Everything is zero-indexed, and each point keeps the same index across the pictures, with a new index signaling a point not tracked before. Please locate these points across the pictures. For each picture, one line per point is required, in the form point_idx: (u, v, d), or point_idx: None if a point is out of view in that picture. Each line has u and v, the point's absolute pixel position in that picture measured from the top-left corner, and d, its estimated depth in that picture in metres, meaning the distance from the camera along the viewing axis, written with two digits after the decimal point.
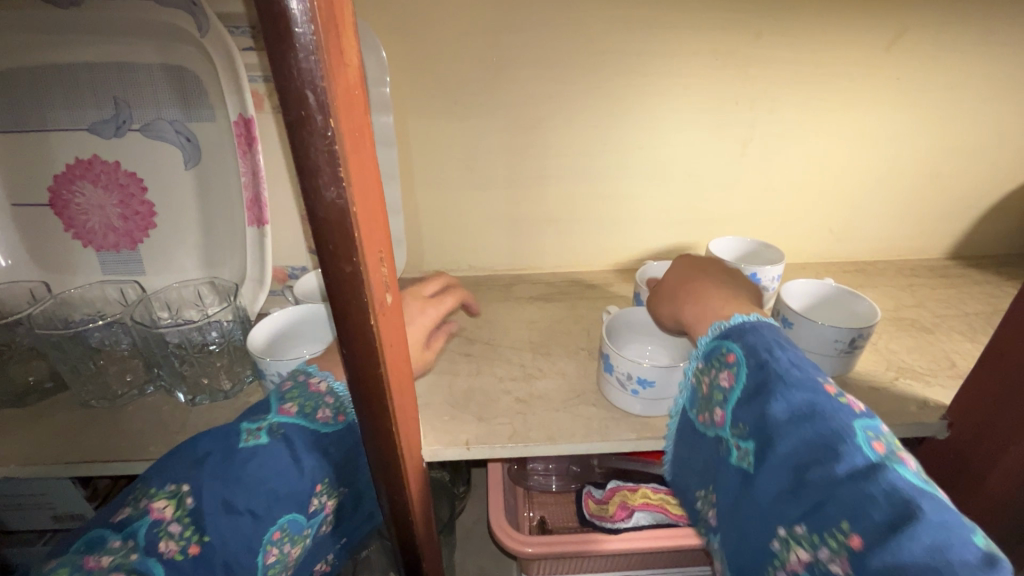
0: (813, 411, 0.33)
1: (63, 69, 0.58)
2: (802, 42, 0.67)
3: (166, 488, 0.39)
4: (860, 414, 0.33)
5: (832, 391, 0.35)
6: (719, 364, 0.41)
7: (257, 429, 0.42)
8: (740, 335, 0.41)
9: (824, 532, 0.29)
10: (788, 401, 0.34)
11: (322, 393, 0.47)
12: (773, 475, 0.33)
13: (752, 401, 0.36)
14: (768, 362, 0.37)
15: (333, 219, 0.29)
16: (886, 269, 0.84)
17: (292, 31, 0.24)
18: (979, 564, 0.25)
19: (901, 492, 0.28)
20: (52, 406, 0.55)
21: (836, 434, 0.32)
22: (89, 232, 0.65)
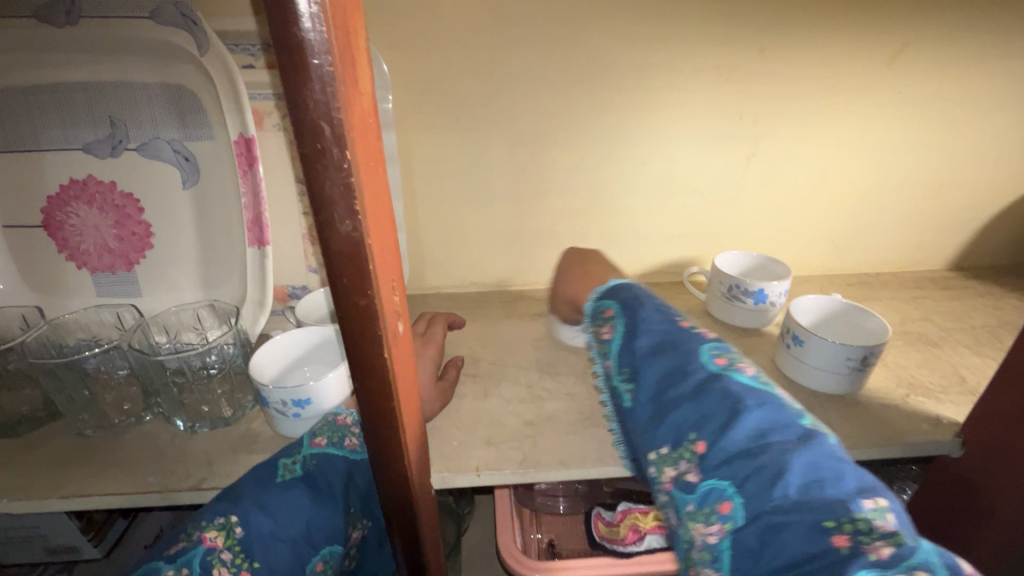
0: (668, 345, 0.42)
1: (57, 89, 0.57)
2: (804, 56, 0.67)
3: (215, 519, 0.39)
4: (707, 339, 0.43)
5: (686, 327, 0.44)
6: (601, 319, 0.50)
7: (293, 463, 0.44)
8: (613, 294, 0.51)
9: (681, 447, 0.37)
10: (650, 338, 0.44)
11: (348, 425, 0.49)
12: (643, 405, 0.41)
13: (626, 345, 0.45)
14: (633, 309, 0.47)
15: (348, 252, 0.28)
16: (889, 281, 0.84)
17: (309, 63, 0.23)
18: (795, 440, 0.33)
19: (734, 395, 0.36)
20: (45, 435, 0.53)
21: (685, 359, 0.40)
22: (84, 253, 0.63)
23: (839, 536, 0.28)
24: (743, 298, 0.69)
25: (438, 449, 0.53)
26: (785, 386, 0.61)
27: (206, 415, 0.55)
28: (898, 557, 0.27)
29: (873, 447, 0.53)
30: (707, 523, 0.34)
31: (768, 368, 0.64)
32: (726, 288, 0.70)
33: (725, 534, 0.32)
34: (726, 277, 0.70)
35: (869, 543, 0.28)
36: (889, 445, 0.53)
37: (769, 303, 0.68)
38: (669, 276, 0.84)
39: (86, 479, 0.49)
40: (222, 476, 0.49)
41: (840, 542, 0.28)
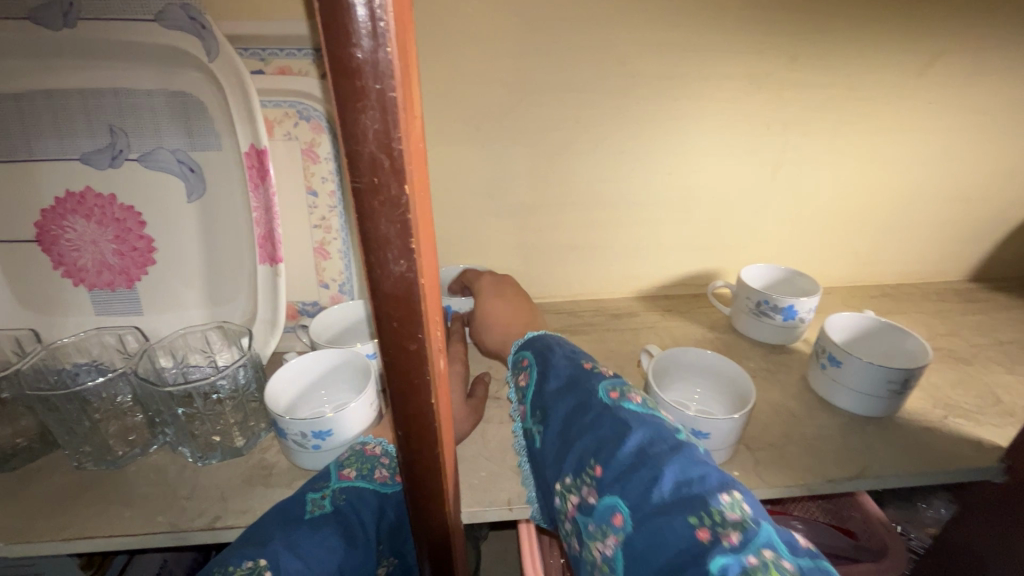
0: (575, 383, 0.46)
1: (53, 95, 0.53)
2: (836, 65, 0.65)
3: (244, 564, 0.36)
4: (609, 376, 0.46)
5: (589, 366, 0.48)
6: (519, 369, 0.54)
7: (321, 498, 0.42)
8: (530, 344, 0.55)
9: (583, 473, 0.39)
10: (559, 378, 0.48)
11: (377, 455, 0.47)
12: (552, 440, 0.44)
13: (541, 389, 0.48)
14: (547, 355, 0.51)
15: (400, 294, 0.26)
16: (912, 293, 0.83)
17: (369, 90, 0.21)
18: (668, 450, 0.37)
19: (623, 421, 0.40)
20: (44, 469, 0.50)
21: (586, 393, 0.44)
22: (81, 270, 0.59)
23: (702, 531, 0.32)
24: (772, 314, 0.67)
25: (466, 481, 0.50)
26: (820, 407, 0.59)
27: (217, 446, 0.52)
28: (745, 541, 0.31)
29: (917, 475, 0.51)
30: (605, 538, 0.36)
31: (801, 388, 0.62)
32: (753, 304, 0.68)
33: (619, 545, 0.35)
34: (754, 292, 0.67)
35: (724, 532, 0.32)
36: (933, 472, 0.51)
37: (799, 319, 0.66)
38: (689, 288, 0.81)
39: (89, 519, 0.45)
40: (238, 513, 0.46)
41: (702, 535, 0.32)
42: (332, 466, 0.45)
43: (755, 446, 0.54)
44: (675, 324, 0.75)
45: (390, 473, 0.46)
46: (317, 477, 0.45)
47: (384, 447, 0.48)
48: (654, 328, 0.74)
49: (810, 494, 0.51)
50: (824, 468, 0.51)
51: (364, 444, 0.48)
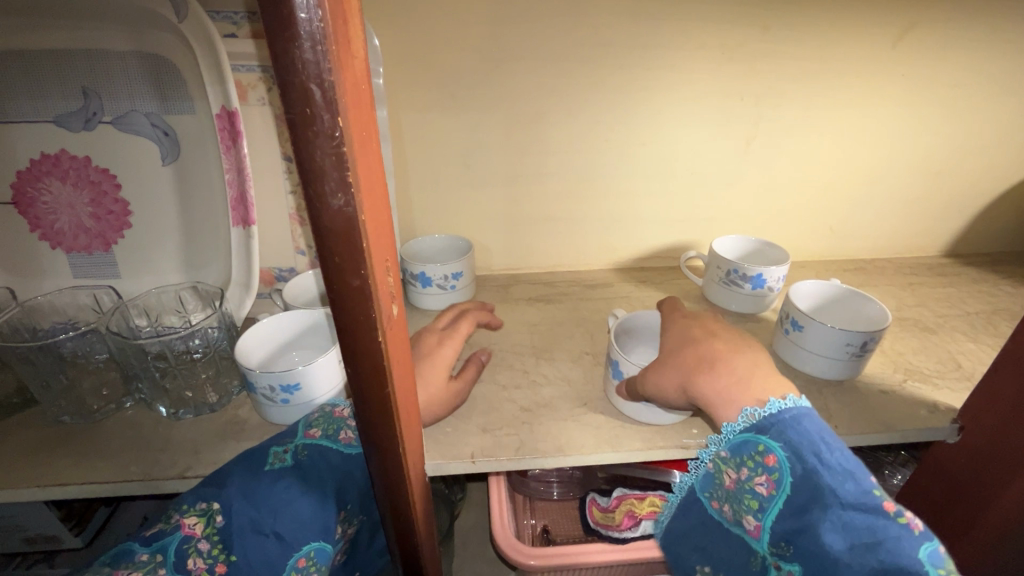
0: (869, 548, 0.33)
1: (24, 57, 0.53)
2: (810, 35, 0.65)
3: (197, 505, 0.39)
4: (921, 536, 0.33)
5: (892, 509, 0.34)
6: (755, 465, 0.39)
7: (283, 452, 0.43)
8: (779, 433, 0.39)
9: None
10: (843, 527, 0.34)
11: (345, 417, 0.48)
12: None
13: (796, 515, 0.36)
14: (814, 474, 0.36)
15: (340, 229, 0.26)
16: (885, 267, 0.84)
17: (296, 18, 0.21)
18: None
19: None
20: (20, 423, 0.51)
21: (902, 568, 0.31)
22: (58, 233, 0.60)
23: None
24: (741, 283, 0.68)
25: (432, 436, 0.52)
26: (783, 372, 0.60)
27: (190, 401, 0.54)
28: None
29: (871, 434, 0.53)
30: None
31: (766, 353, 0.64)
32: (723, 273, 0.69)
33: None
34: (724, 262, 0.69)
35: None
36: (887, 432, 0.53)
37: (767, 288, 0.68)
38: (665, 260, 0.83)
39: (63, 467, 0.47)
40: (207, 463, 0.47)
41: None
42: (300, 426, 0.46)
43: None
44: (649, 295, 0.76)
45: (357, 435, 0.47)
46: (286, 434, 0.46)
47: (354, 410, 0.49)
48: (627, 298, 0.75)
49: None
50: None
51: (334, 406, 0.49)
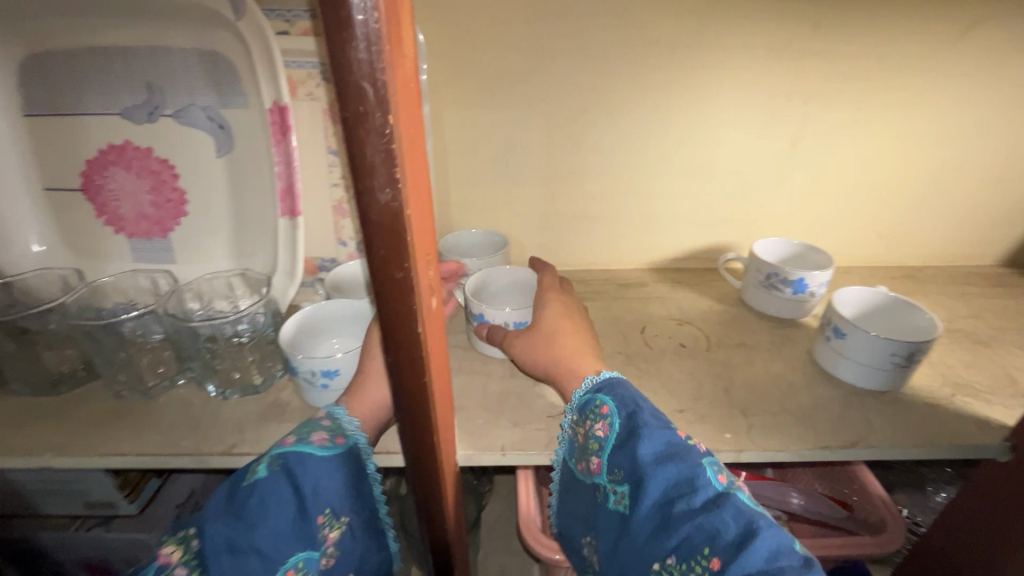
0: (676, 454, 0.39)
1: (97, 53, 0.57)
2: (863, 32, 0.63)
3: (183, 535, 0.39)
4: (706, 451, 0.40)
5: (684, 433, 0.41)
6: (595, 416, 0.45)
7: (258, 465, 0.41)
8: (609, 389, 0.45)
9: (690, 560, 0.35)
10: (654, 446, 0.40)
11: (320, 418, 0.44)
12: (649, 516, 0.38)
13: (625, 447, 0.41)
14: (634, 412, 0.42)
15: (386, 223, 0.27)
16: (936, 276, 0.80)
17: (354, 20, 0.22)
18: (802, 566, 0.33)
19: (746, 514, 0.35)
20: (84, 395, 0.55)
21: (693, 469, 0.38)
22: (121, 219, 0.64)
23: None
24: (782, 287, 0.67)
25: (464, 427, 0.53)
26: (823, 380, 0.59)
27: (237, 382, 0.56)
28: None
29: (916, 449, 0.51)
30: None
31: (805, 360, 0.62)
32: (763, 277, 0.68)
33: None
34: (764, 265, 0.67)
35: None
36: (933, 447, 0.51)
37: (809, 294, 0.66)
38: (702, 261, 0.81)
39: (122, 438, 0.50)
40: (252, 442, 0.50)
41: None
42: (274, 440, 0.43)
43: (751, 411, 0.54)
44: (685, 296, 0.75)
45: (333, 434, 0.43)
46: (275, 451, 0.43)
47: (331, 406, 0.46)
48: (662, 299, 0.74)
49: (803, 460, 0.51)
50: (819, 436, 0.51)
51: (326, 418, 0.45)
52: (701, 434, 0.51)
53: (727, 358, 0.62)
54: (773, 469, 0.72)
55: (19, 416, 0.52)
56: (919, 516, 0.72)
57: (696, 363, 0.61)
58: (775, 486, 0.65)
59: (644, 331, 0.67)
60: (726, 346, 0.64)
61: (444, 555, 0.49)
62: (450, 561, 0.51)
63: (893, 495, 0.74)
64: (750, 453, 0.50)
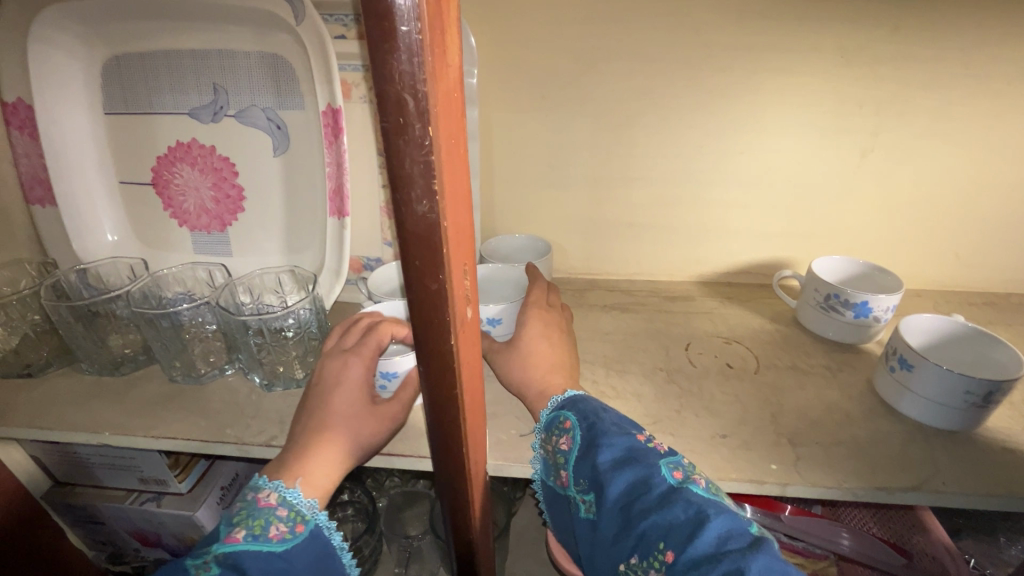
0: (632, 458, 0.40)
1: (170, 56, 0.60)
2: (950, 37, 0.58)
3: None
4: (666, 453, 0.41)
5: (642, 438, 0.42)
6: (558, 431, 0.45)
7: (203, 563, 0.37)
8: (572, 405, 0.46)
9: (649, 557, 0.36)
10: (612, 452, 0.41)
11: (274, 505, 0.41)
12: (611, 518, 0.38)
13: (587, 457, 0.42)
14: (594, 423, 0.43)
15: (422, 234, 0.27)
16: (1023, 304, 0.73)
17: (397, 30, 0.22)
18: (751, 547, 0.34)
19: (697, 505, 0.36)
20: (143, 377, 0.59)
21: (648, 470, 0.39)
22: (185, 212, 0.68)
23: None
24: (842, 309, 0.62)
25: (495, 436, 0.52)
26: (883, 413, 0.54)
27: (281, 375, 0.58)
28: None
29: (989, 498, 0.46)
30: None
31: (864, 390, 0.58)
32: (822, 298, 0.64)
33: None
34: (823, 285, 0.63)
35: None
36: (1011, 497, 0.46)
37: (873, 318, 0.61)
38: (755, 277, 0.77)
39: (173, 421, 0.53)
40: None
41: None
42: (220, 517, 0.40)
43: (801, 442, 0.51)
44: (734, 313, 0.72)
45: (288, 527, 0.40)
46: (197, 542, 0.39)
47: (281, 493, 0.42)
48: (709, 315, 0.71)
49: (856, 499, 0.47)
50: (876, 475, 0.47)
51: (257, 491, 0.42)
52: (744, 462, 0.49)
53: (777, 382, 0.59)
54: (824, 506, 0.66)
55: (85, 394, 0.57)
56: (988, 567, 0.65)
57: (742, 385, 0.58)
58: (823, 524, 0.59)
59: (688, 347, 0.65)
60: (776, 369, 0.61)
61: (468, 559, 0.49)
62: (474, 568, 0.50)
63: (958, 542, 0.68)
64: (797, 488, 0.47)
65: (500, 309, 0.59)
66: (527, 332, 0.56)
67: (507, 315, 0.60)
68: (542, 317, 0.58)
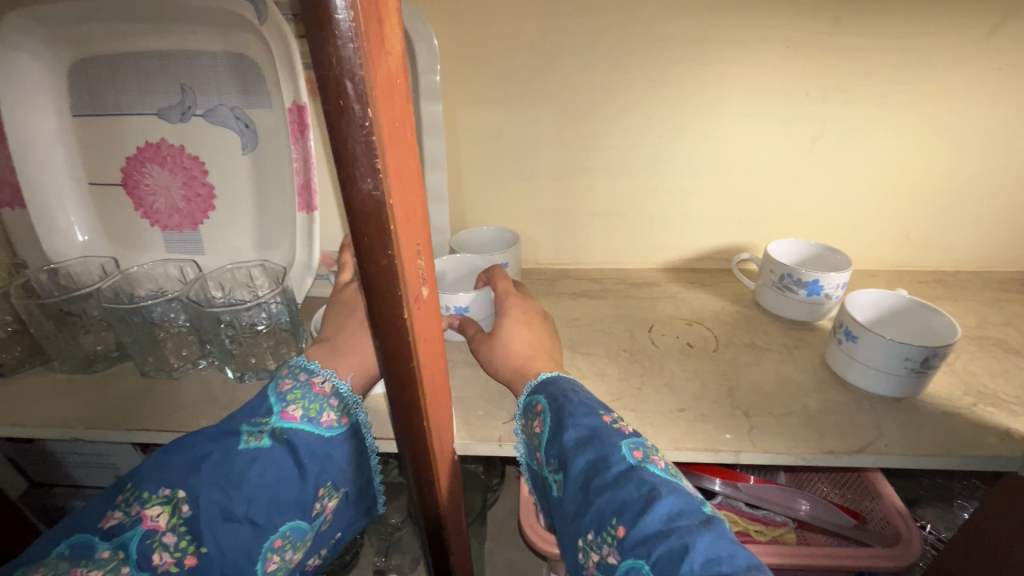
0: (592, 435, 0.39)
1: (136, 57, 0.61)
2: (886, 27, 0.61)
3: (161, 493, 0.38)
4: (629, 431, 0.40)
5: (607, 416, 0.41)
6: (533, 414, 0.46)
7: (259, 431, 0.42)
8: (544, 387, 0.46)
9: (603, 532, 0.35)
10: (575, 431, 0.40)
11: (327, 394, 0.46)
12: (571, 496, 0.38)
13: (555, 438, 0.42)
14: (561, 403, 0.43)
15: (369, 211, 0.29)
16: (969, 281, 0.77)
17: (332, 18, 0.23)
18: (700, 525, 0.33)
19: (650, 483, 0.35)
20: (117, 374, 0.60)
21: (606, 447, 0.38)
22: (156, 212, 0.69)
23: None
24: (795, 289, 0.65)
25: (464, 417, 0.54)
26: (833, 384, 0.57)
27: (253, 366, 0.60)
28: None
29: (928, 458, 0.49)
30: None
31: (818, 363, 0.60)
32: (777, 277, 0.67)
33: None
34: (777, 265, 0.66)
35: None
36: (948, 456, 0.48)
37: (824, 296, 0.64)
38: (718, 262, 0.80)
39: (146, 414, 0.54)
40: None
41: None
42: (271, 387, 0.46)
43: (754, 413, 0.53)
44: (697, 296, 0.74)
45: (337, 415, 0.46)
46: (250, 407, 0.44)
47: (334, 384, 0.47)
48: (673, 299, 0.74)
49: (805, 464, 0.50)
50: (825, 440, 0.50)
51: (310, 375, 0.47)
52: (700, 432, 0.51)
53: (735, 359, 0.61)
54: (787, 475, 0.70)
55: (58, 392, 0.57)
56: (944, 531, 0.68)
57: (702, 363, 0.61)
58: (782, 491, 0.63)
59: (652, 329, 0.67)
60: (735, 347, 0.63)
61: (441, 536, 0.51)
62: (447, 545, 0.52)
63: (918, 509, 0.71)
64: (750, 454, 0.49)
65: (469, 298, 0.62)
66: (508, 321, 0.56)
67: (476, 304, 0.62)
68: (523, 307, 0.58)
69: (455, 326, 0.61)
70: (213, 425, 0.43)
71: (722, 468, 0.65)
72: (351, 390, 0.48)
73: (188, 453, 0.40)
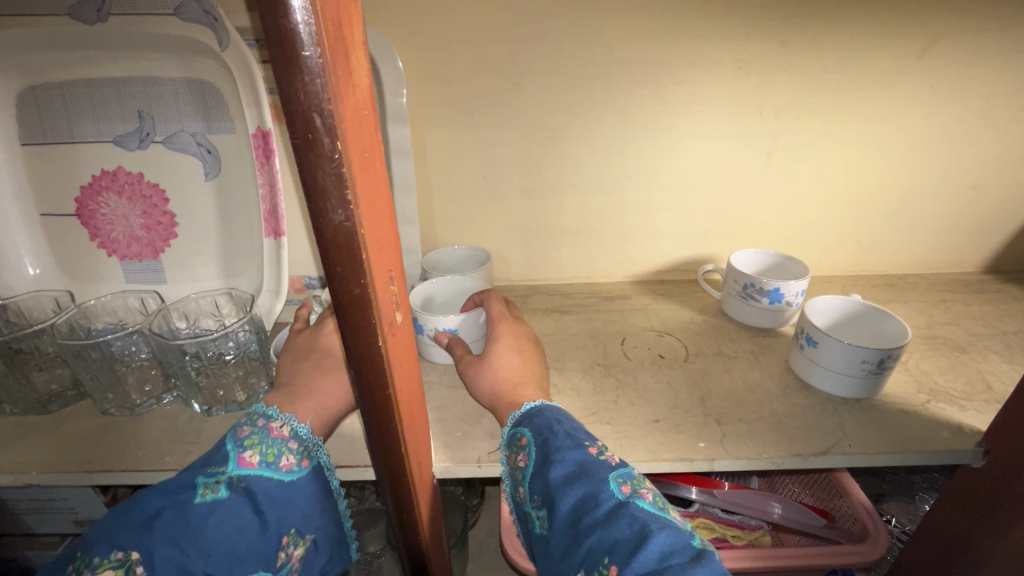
0: (581, 473, 0.40)
1: (90, 83, 0.59)
2: (829, 49, 0.65)
3: (112, 557, 0.35)
4: (617, 465, 0.41)
5: (595, 451, 0.42)
6: (517, 447, 0.46)
7: (216, 482, 0.40)
8: (528, 419, 0.46)
9: (595, 571, 0.35)
10: (564, 467, 0.41)
11: (285, 438, 0.45)
12: (561, 533, 0.38)
13: (540, 474, 0.42)
14: (548, 438, 0.43)
15: (341, 241, 0.29)
16: (918, 283, 0.81)
17: (299, 55, 0.23)
18: (693, 560, 0.33)
19: (641, 520, 0.35)
20: (73, 414, 0.57)
21: (597, 485, 0.39)
22: (113, 241, 0.67)
23: None
24: (758, 297, 0.68)
25: (442, 440, 0.54)
26: (798, 388, 0.59)
27: (221, 399, 0.58)
28: None
29: (890, 456, 0.51)
30: None
31: (783, 369, 0.63)
32: (741, 287, 0.69)
33: None
34: (741, 276, 0.69)
35: None
36: (905, 453, 0.50)
37: (786, 303, 0.67)
38: (684, 272, 0.83)
39: (107, 456, 0.51)
40: None
41: None
42: (227, 434, 0.44)
43: (726, 420, 0.55)
44: (666, 307, 0.76)
45: (297, 458, 0.44)
46: (205, 458, 0.43)
47: (293, 428, 0.46)
48: (643, 311, 0.75)
49: (777, 467, 0.51)
50: (793, 443, 0.52)
51: (268, 420, 0.45)
52: (674, 442, 0.52)
53: (704, 368, 0.63)
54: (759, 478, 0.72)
55: (7, 435, 0.54)
56: (908, 524, 0.71)
57: (673, 373, 0.62)
58: (755, 495, 0.65)
59: (624, 342, 0.68)
60: (704, 355, 0.65)
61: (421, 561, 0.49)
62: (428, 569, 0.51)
63: (883, 504, 0.74)
64: (724, 462, 0.50)
65: (456, 321, 0.62)
66: (501, 347, 0.56)
67: (466, 326, 0.62)
68: (515, 333, 0.58)
69: (443, 345, 0.62)
70: (161, 481, 0.40)
71: (698, 476, 0.67)
72: (310, 433, 0.47)
73: (138, 512, 0.38)
